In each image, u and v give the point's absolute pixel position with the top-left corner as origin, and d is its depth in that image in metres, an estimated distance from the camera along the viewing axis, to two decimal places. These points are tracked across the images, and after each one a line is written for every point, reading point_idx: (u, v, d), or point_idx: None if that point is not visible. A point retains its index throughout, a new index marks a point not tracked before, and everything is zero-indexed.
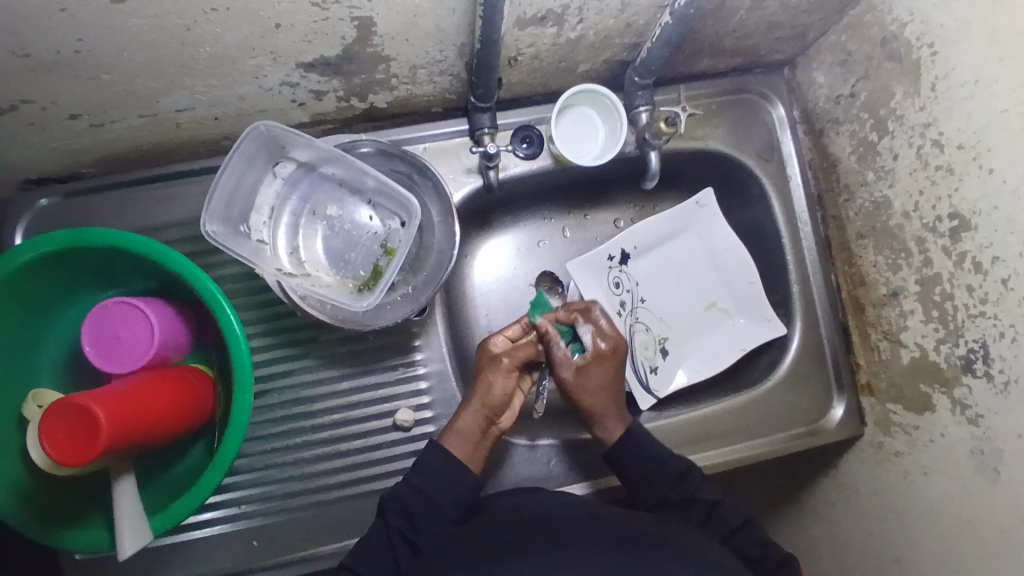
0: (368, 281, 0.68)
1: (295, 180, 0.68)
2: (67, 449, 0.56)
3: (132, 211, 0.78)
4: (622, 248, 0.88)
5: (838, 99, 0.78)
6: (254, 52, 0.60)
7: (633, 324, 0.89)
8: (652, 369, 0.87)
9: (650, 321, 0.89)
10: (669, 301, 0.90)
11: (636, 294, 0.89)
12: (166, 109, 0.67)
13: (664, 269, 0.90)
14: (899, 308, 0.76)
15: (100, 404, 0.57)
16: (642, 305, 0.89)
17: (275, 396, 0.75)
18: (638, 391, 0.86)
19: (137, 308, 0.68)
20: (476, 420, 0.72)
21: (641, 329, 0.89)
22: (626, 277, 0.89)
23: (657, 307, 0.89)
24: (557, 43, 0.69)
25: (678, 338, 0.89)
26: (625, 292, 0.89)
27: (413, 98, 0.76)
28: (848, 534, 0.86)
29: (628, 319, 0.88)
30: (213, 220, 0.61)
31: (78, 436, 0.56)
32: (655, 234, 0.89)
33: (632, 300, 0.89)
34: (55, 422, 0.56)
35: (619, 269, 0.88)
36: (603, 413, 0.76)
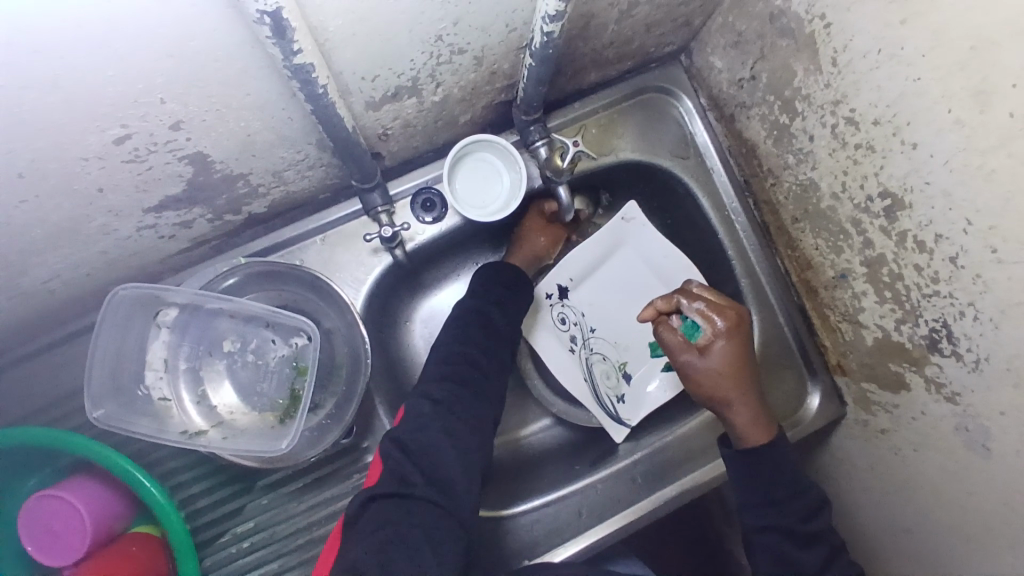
0: (287, 409, 0.64)
1: (182, 324, 0.62)
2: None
3: (27, 389, 0.70)
4: (558, 283, 0.84)
5: (741, 83, 0.72)
6: (91, 216, 0.54)
7: (589, 357, 0.85)
8: (618, 399, 0.83)
9: (606, 349, 0.85)
10: (621, 325, 0.85)
11: (584, 325, 0.85)
12: (31, 286, 0.61)
13: (608, 293, 0.85)
14: (851, 290, 0.71)
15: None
16: (594, 334, 0.85)
17: (230, 537, 0.70)
18: (609, 425, 0.81)
19: (60, 497, 0.64)
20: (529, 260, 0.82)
21: (598, 359, 0.85)
22: (570, 311, 0.85)
23: (609, 333, 0.85)
24: (423, 109, 0.63)
25: (638, 359, 0.85)
26: (572, 327, 0.85)
27: (292, 195, 0.70)
28: (856, 515, 0.82)
29: (583, 353, 0.85)
30: (98, 401, 0.57)
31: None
32: (588, 262, 0.84)
33: (583, 333, 0.85)
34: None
35: (561, 304, 0.85)
36: (731, 399, 0.70)
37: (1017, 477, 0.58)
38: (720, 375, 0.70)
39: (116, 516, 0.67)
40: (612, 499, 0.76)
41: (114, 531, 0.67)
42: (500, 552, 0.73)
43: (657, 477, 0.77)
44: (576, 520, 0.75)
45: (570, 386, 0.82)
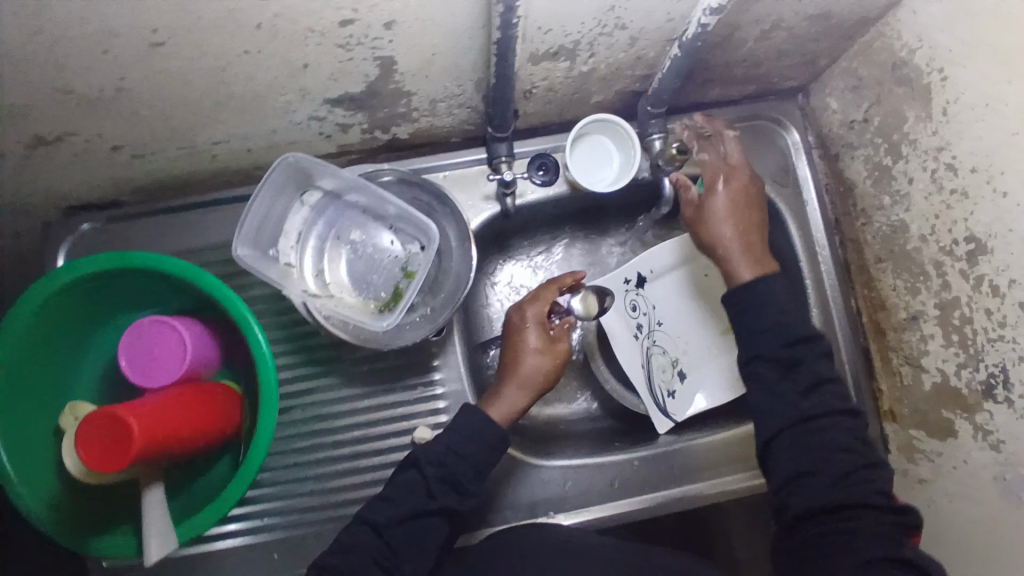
0: (389, 302, 0.71)
1: (321, 206, 0.72)
2: (101, 455, 0.56)
3: (171, 237, 0.82)
4: (638, 272, 0.90)
5: (851, 124, 0.79)
6: (284, 90, 0.65)
7: (651, 348, 0.89)
8: (669, 393, 0.87)
9: (668, 345, 0.90)
10: (687, 325, 0.90)
11: (653, 317, 0.90)
12: (203, 142, 0.72)
13: (682, 292, 0.90)
14: (919, 332, 0.75)
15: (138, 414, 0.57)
16: (660, 328, 0.90)
17: (298, 412, 0.79)
18: (655, 416, 0.85)
19: (173, 327, 0.69)
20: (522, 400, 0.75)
21: (659, 353, 0.89)
22: (643, 300, 0.90)
23: (674, 331, 0.90)
24: (570, 76, 0.72)
25: (696, 362, 0.89)
26: (641, 316, 0.90)
27: (433, 130, 0.80)
28: None
29: (646, 342, 0.89)
30: (243, 243, 0.65)
31: (113, 440, 0.56)
32: (671, 259, 0.90)
33: (649, 324, 0.90)
34: (89, 428, 0.56)
35: (636, 292, 0.90)
36: (733, 256, 0.74)
37: None
38: (717, 218, 0.76)
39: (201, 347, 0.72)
40: (644, 478, 0.82)
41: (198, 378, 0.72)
42: (529, 496, 0.80)
43: (690, 470, 0.82)
44: (607, 488, 0.81)
45: (627, 368, 0.87)
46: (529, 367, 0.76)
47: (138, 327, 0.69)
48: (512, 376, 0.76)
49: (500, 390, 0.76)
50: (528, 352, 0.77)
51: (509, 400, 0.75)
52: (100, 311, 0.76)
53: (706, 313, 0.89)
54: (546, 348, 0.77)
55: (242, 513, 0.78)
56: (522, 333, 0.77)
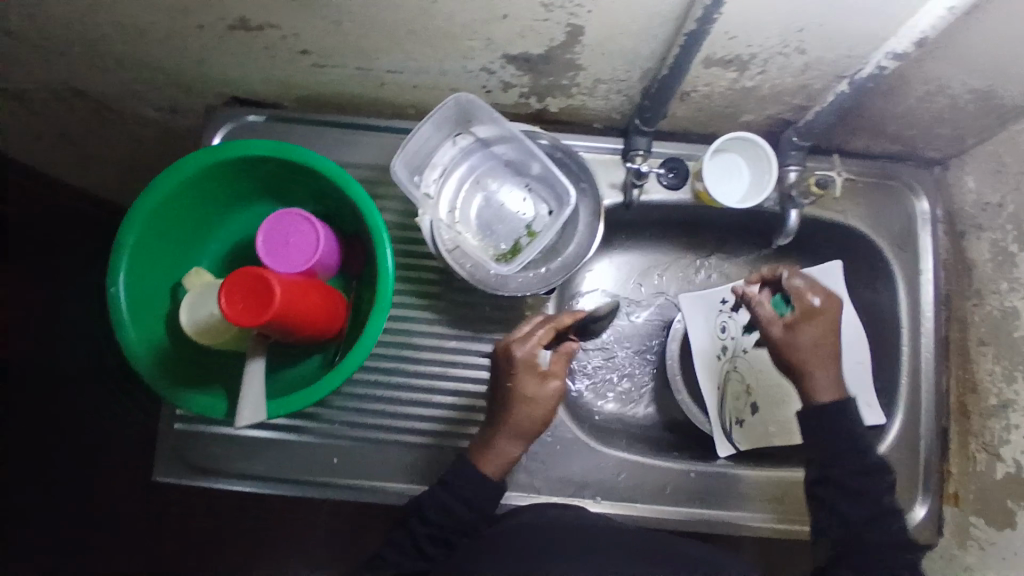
0: (505, 254, 0.76)
1: (469, 150, 0.76)
2: (242, 308, 0.60)
3: (317, 146, 0.88)
4: None
5: (985, 206, 0.80)
6: (474, 35, 0.69)
7: (729, 371, 0.91)
8: (738, 421, 0.88)
9: (747, 373, 0.91)
10: (772, 359, 0.90)
11: (739, 343, 0.91)
12: (380, 67, 0.78)
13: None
14: (1005, 421, 0.75)
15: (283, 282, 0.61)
16: (744, 355, 0.91)
17: (389, 335, 0.83)
18: (718, 437, 0.87)
19: (310, 224, 0.74)
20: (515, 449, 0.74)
21: (736, 379, 0.91)
22: (733, 324, 0.91)
23: (757, 361, 0.91)
24: (732, 89, 0.74)
25: (772, 397, 0.90)
26: (728, 338, 0.91)
27: (582, 110, 0.83)
28: None
29: (726, 365, 0.91)
30: (397, 164, 0.70)
31: (256, 298, 0.60)
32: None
33: (734, 348, 0.91)
34: (239, 280, 0.60)
35: (728, 315, 0.92)
36: (819, 372, 0.71)
37: None
38: (802, 348, 0.72)
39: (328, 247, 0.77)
40: (696, 490, 0.83)
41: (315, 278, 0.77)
42: (581, 474, 0.82)
43: (740, 495, 0.83)
44: (659, 491, 0.82)
45: (702, 385, 0.90)
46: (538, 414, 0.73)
47: (280, 216, 0.74)
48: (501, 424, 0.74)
49: (491, 443, 0.74)
50: (535, 395, 0.73)
51: (500, 450, 0.73)
52: (241, 194, 0.82)
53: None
54: (532, 386, 0.73)
55: (316, 413, 0.82)
56: (526, 377, 0.73)
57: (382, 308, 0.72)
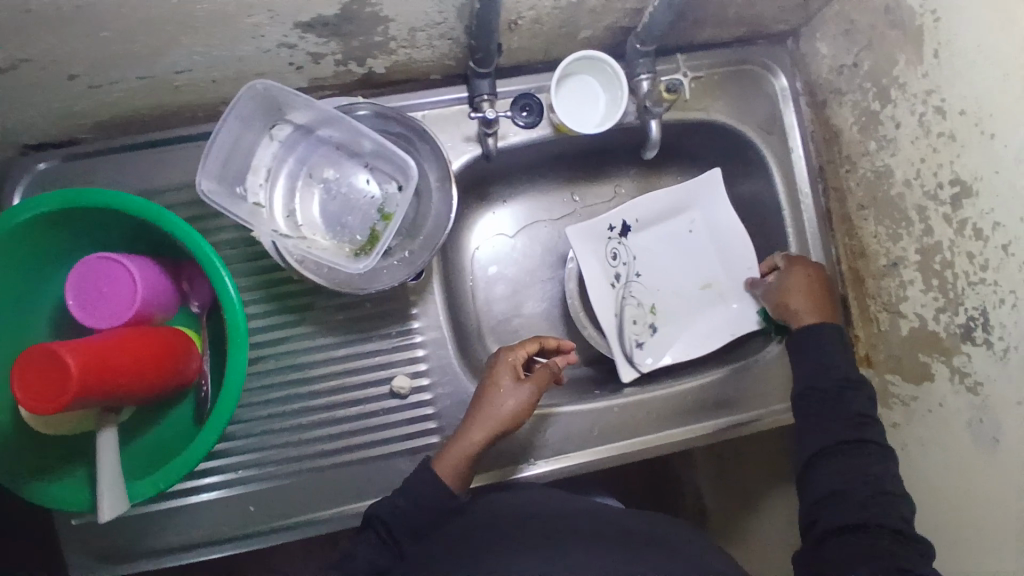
0: (364, 245, 0.69)
1: (292, 142, 0.68)
2: (40, 394, 0.56)
3: (129, 175, 0.76)
4: (622, 219, 0.88)
5: (841, 69, 0.78)
6: (252, 9, 0.59)
7: (625, 297, 0.88)
8: (638, 345, 0.86)
9: (642, 297, 0.88)
10: (663, 282, 0.89)
11: (632, 268, 0.89)
12: (165, 70, 0.66)
13: (664, 244, 0.90)
14: (898, 279, 0.75)
15: (81, 352, 0.57)
16: (637, 280, 0.89)
17: (271, 361, 0.77)
18: (620, 362, 0.85)
19: (123, 266, 0.67)
20: (472, 443, 0.70)
21: (633, 305, 0.88)
22: (624, 249, 0.89)
23: (650, 283, 0.89)
24: (558, 7, 0.68)
25: (666, 319, 0.88)
26: (621, 265, 0.89)
27: (412, 64, 0.75)
28: None
29: (621, 291, 0.88)
30: (208, 178, 0.61)
31: (54, 378, 0.56)
32: (656, 209, 0.89)
33: (627, 274, 0.89)
34: (29, 365, 0.56)
35: (618, 241, 0.89)
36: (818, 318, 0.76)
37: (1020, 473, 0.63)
38: (806, 304, 0.77)
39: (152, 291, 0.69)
40: (625, 424, 0.81)
41: (152, 320, 0.70)
42: (513, 441, 0.79)
43: (670, 416, 0.82)
44: (586, 434, 0.81)
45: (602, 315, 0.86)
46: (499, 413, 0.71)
47: (83, 265, 0.66)
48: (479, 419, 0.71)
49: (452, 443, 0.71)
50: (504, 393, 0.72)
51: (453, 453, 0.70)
52: (59, 253, 0.69)
53: (680, 268, 0.89)
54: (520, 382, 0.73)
55: (213, 466, 0.76)
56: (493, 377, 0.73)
57: (236, 344, 0.66)
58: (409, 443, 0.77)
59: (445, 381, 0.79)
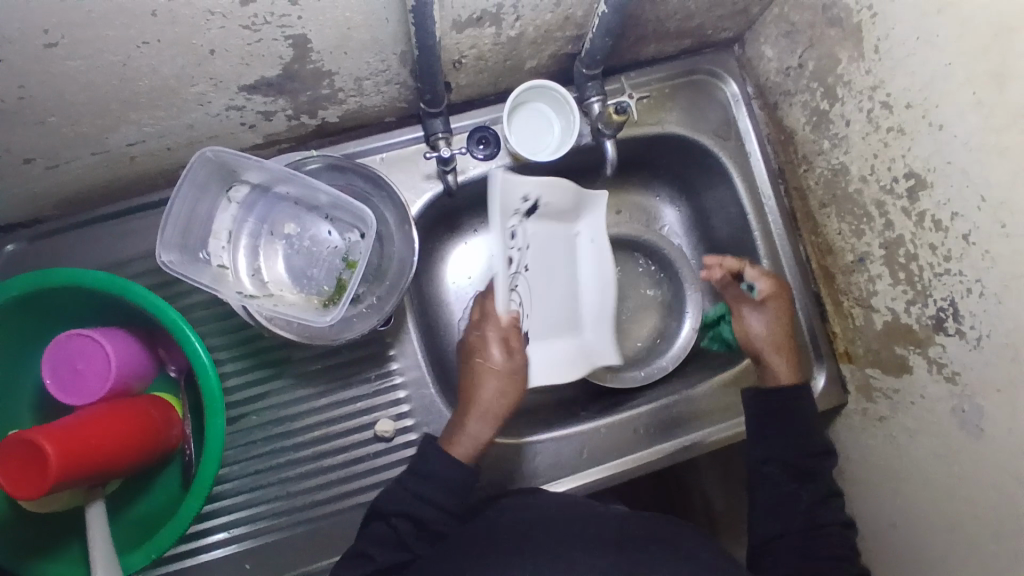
0: (332, 295, 0.69)
1: (250, 202, 0.68)
2: (22, 482, 0.56)
3: (96, 248, 0.77)
4: (535, 197, 0.78)
5: (788, 71, 0.79)
6: (193, 80, 0.60)
7: (513, 287, 0.77)
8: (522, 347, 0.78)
9: (525, 296, 0.80)
10: (539, 293, 0.82)
11: (523, 257, 0.79)
12: (117, 144, 0.67)
13: (552, 242, 0.84)
14: (867, 274, 0.75)
15: (58, 438, 0.57)
16: (525, 272, 0.80)
17: (254, 419, 0.77)
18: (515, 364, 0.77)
19: (95, 341, 0.67)
20: (482, 430, 0.71)
21: (517, 301, 0.78)
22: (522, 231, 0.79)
23: (534, 283, 0.81)
24: (499, 42, 0.69)
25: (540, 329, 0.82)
26: (515, 248, 0.78)
27: (363, 110, 0.76)
28: (855, 513, 0.84)
29: (512, 277, 0.77)
30: (169, 249, 0.61)
31: (33, 468, 0.56)
32: (561, 206, 0.82)
33: (518, 262, 0.79)
34: (7, 454, 0.56)
35: (520, 221, 0.78)
36: (777, 361, 0.78)
37: (1004, 459, 0.61)
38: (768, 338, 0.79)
39: (125, 361, 0.69)
40: (612, 443, 0.82)
41: (128, 389, 0.70)
42: (503, 471, 0.79)
43: (657, 429, 0.83)
44: (576, 458, 0.81)
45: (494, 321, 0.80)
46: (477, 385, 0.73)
47: (57, 343, 0.67)
48: (472, 406, 0.72)
49: (460, 432, 0.71)
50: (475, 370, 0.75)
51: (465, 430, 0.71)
52: (31, 332, 0.70)
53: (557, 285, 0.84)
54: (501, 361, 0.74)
55: (206, 528, 0.75)
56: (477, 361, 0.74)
57: (213, 407, 0.66)
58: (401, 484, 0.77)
59: (430, 419, 0.78)
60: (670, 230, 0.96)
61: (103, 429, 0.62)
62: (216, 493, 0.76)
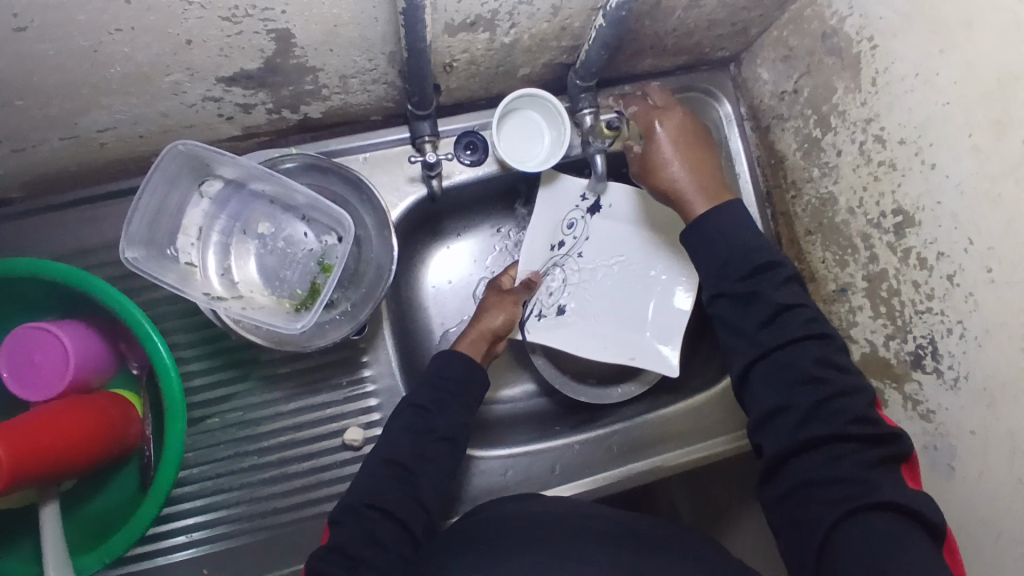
0: (305, 299, 0.67)
1: (223, 198, 0.65)
2: None
3: (60, 236, 0.73)
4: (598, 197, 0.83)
5: (783, 95, 0.78)
6: (169, 69, 0.57)
7: (555, 268, 0.85)
8: (537, 315, 0.84)
9: (570, 277, 0.84)
10: (593, 285, 0.84)
11: (578, 245, 0.84)
12: (87, 129, 0.63)
13: (625, 242, 0.83)
14: (848, 305, 0.75)
15: (4, 439, 0.54)
16: (577, 259, 0.84)
17: (217, 420, 0.74)
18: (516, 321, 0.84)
19: (51, 334, 0.64)
20: (478, 341, 0.78)
21: (558, 279, 0.85)
22: (583, 225, 0.84)
23: (586, 270, 0.84)
24: (492, 48, 0.67)
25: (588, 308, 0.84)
26: (571, 237, 0.84)
27: (349, 108, 0.73)
28: None
29: (558, 259, 0.85)
30: (134, 244, 0.58)
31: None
32: (635, 211, 0.82)
33: (572, 249, 0.84)
34: None
35: (582, 215, 0.84)
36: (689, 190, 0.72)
37: (974, 499, 0.61)
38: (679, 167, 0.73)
39: (84, 353, 0.66)
40: (585, 459, 0.81)
41: (88, 382, 0.67)
42: (474, 485, 0.78)
43: (632, 447, 0.82)
44: (547, 474, 0.80)
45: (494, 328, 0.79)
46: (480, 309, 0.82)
47: (13, 336, 0.64)
48: (477, 321, 0.80)
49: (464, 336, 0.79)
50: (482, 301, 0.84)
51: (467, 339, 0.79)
52: None
53: (618, 280, 0.83)
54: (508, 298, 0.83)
55: (165, 530, 0.73)
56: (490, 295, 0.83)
57: (176, 410, 0.63)
58: None
59: None
60: None
61: (57, 431, 0.59)
62: (174, 496, 0.73)
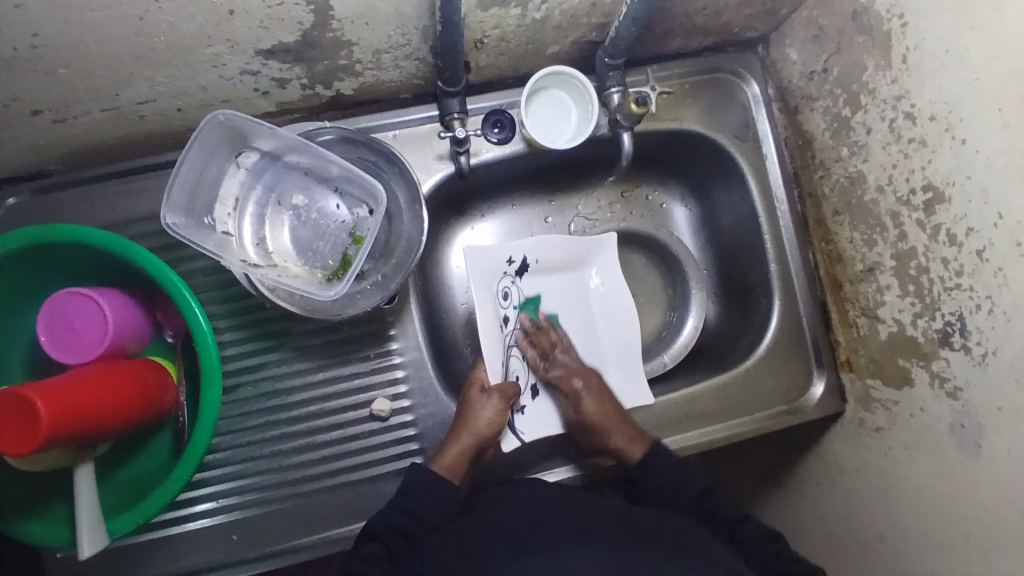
0: (337, 270, 0.68)
1: (259, 169, 0.67)
2: (11, 440, 0.54)
3: (99, 207, 0.75)
4: (524, 256, 0.86)
5: (812, 75, 0.78)
6: (210, 40, 0.58)
7: (510, 345, 0.83)
8: (519, 410, 0.81)
9: (526, 348, 0.84)
10: None
11: (517, 312, 0.85)
12: (128, 101, 0.65)
13: (556, 292, 0.89)
14: (876, 284, 0.75)
15: (46, 396, 0.55)
16: (525, 327, 0.85)
17: (250, 389, 0.76)
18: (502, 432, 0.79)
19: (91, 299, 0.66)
20: (463, 450, 0.72)
21: (518, 356, 0.83)
22: (515, 291, 0.85)
23: (535, 333, 0.86)
24: (523, 25, 0.68)
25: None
26: (508, 307, 0.85)
27: (380, 85, 0.74)
28: (841, 524, 0.83)
29: (507, 336, 0.83)
30: (174, 211, 0.60)
31: (20, 427, 0.54)
32: (556, 257, 0.88)
33: (515, 319, 0.85)
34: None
35: (512, 279, 0.85)
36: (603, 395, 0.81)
37: (1001, 476, 0.61)
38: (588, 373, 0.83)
39: (122, 320, 0.68)
40: None
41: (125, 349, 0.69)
42: (497, 459, 0.79)
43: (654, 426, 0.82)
44: (571, 451, 0.80)
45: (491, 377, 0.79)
46: (480, 418, 0.74)
47: (52, 300, 0.65)
48: (461, 424, 0.73)
49: (450, 442, 0.73)
50: (478, 403, 0.75)
51: (451, 448, 0.72)
52: (28, 289, 0.69)
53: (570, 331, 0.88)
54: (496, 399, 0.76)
55: (194, 496, 0.74)
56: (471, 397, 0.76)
57: (212, 376, 0.65)
58: (394, 464, 0.77)
59: (426, 402, 0.78)
60: (678, 229, 0.96)
61: (95, 393, 0.61)
62: (206, 462, 0.75)
